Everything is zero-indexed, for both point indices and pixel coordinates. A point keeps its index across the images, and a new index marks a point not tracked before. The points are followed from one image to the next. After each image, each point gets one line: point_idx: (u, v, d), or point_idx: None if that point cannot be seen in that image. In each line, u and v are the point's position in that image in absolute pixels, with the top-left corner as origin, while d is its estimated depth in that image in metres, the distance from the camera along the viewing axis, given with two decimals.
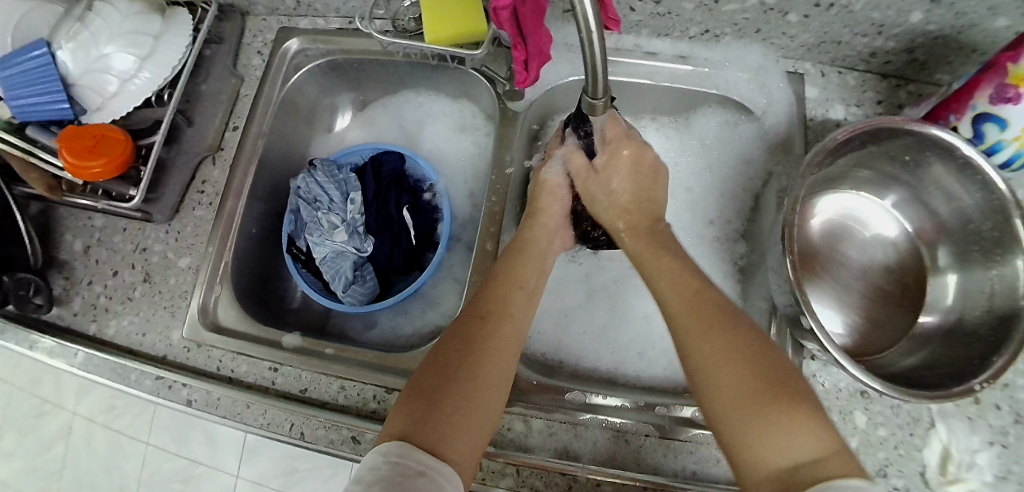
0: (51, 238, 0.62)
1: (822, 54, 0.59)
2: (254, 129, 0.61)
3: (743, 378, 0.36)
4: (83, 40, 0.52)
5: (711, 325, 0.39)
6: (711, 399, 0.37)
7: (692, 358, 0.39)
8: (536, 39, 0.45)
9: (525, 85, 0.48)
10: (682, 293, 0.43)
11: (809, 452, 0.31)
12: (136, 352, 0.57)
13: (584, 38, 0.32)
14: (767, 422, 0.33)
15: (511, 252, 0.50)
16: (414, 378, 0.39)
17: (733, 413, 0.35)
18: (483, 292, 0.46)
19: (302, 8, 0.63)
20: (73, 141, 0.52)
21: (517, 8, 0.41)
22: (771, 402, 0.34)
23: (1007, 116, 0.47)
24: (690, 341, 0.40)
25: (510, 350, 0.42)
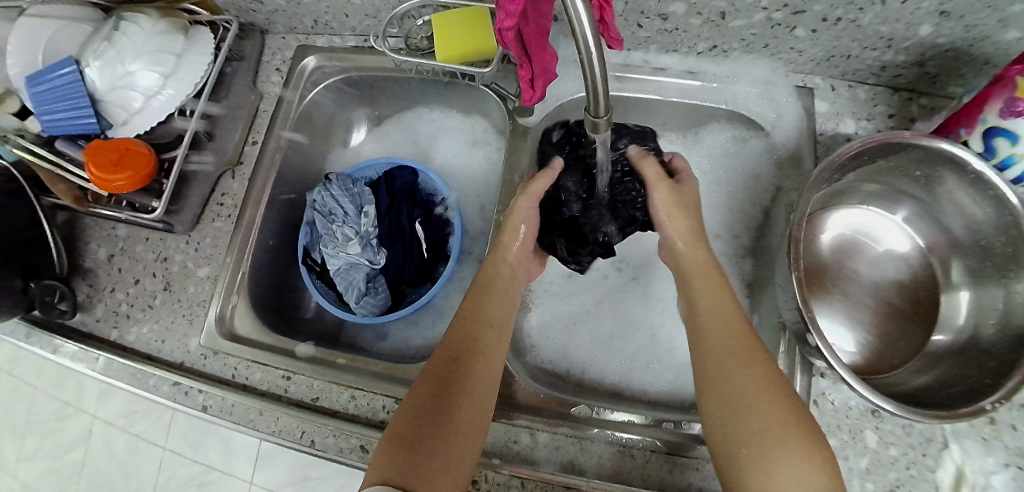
0: (77, 246, 0.64)
1: (832, 68, 0.59)
2: (271, 143, 0.63)
3: (779, 408, 0.38)
4: (110, 58, 0.55)
5: (748, 356, 0.42)
6: (742, 422, 0.38)
7: (726, 381, 0.41)
8: (541, 57, 0.46)
9: (530, 102, 0.50)
10: (725, 320, 0.45)
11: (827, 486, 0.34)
12: (155, 358, 0.59)
13: (583, 57, 0.33)
14: (797, 453, 0.36)
15: (476, 287, 0.51)
16: (392, 422, 0.41)
17: (764, 440, 0.37)
18: (454, 329, 0.47)
19: (318, 27, 0.65)
20: (99, 154, 0.54)
21: (521, 29, 0.42)
22: (802, 435, 0.37)
23: (1017, 129, 0.47)
24: (729, 367, 0.42)
25: (487, 386, 0.44)
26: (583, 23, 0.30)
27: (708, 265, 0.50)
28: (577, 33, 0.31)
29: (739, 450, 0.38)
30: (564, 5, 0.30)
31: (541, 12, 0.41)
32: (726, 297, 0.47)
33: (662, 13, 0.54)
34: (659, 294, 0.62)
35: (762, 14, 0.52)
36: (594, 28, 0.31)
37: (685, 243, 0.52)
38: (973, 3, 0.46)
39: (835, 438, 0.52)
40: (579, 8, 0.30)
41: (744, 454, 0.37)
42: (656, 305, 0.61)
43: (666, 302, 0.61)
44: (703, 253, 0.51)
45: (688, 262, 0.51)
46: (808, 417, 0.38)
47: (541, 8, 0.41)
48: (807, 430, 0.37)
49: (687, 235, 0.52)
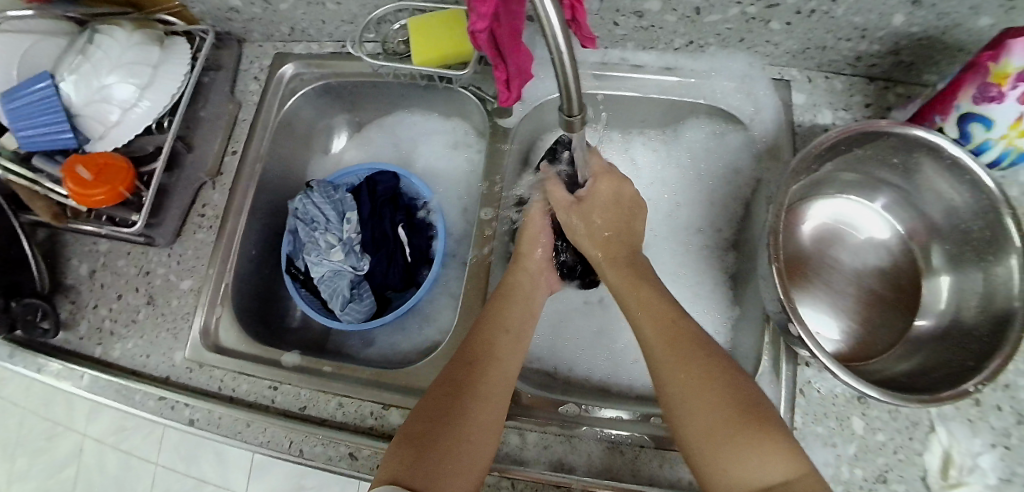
0: (58, 263, 0.63)
1: (808, 60, 0.60)
2: (251, 152, 0.63)
3: (718, 404, 0.37)
4: (85, 72, 0.54)
5: (684, 355, 0.41)
6: (686, 424, 0.38)
7: (666, 385, 0.40)
8: (515, 57, 0.46)
9: (507, 102, 0.51)
10: (656, 320, 0.44)
11: (779, 473, 0.33)
12: (140, 373, 0.58)
13: (555, 58, 0.33)
14: (739, 447, 0.35)
15: (499, 295, 0.51)
16: (405, 424, 0.40)
17: (707, 441, 0.36)
18: (472, 336, 0.47)
19: (296, 34, 0.64)
20: (77, 169, 0.54)
21: (494, 31, 0.42)
22: (746, 425, 0.36)
23: (991, 114, 0.48)
24: (666, 369, 0.41)
25: (500, 393, 0.43)
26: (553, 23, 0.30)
27: (631, 277, 0.48)
28: (546, 31, 0.31)
29: (691, 454, 0.37)
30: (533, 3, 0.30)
31: (514, 15, 0.41)
32: (660, 294, 0.46)
33: (637, 11, 0.55)
34: None
35: (736, 8, 0.52)
36: (564, 26, 0.31)
37: (607, 259, 0.51)
38: None
39: (822, 426, 0.52)
40: (549, 8, 0.30)
41: (696, 457, 0.37)
42: None
43: None
44: (621, 270, 0.49)
45: (612, 280, 0.50)
46: (755, 405, 0.37)
47: (511, 8, 0.41)
48: (752, 419, 0.36)
49: (606, 251, 0.51)
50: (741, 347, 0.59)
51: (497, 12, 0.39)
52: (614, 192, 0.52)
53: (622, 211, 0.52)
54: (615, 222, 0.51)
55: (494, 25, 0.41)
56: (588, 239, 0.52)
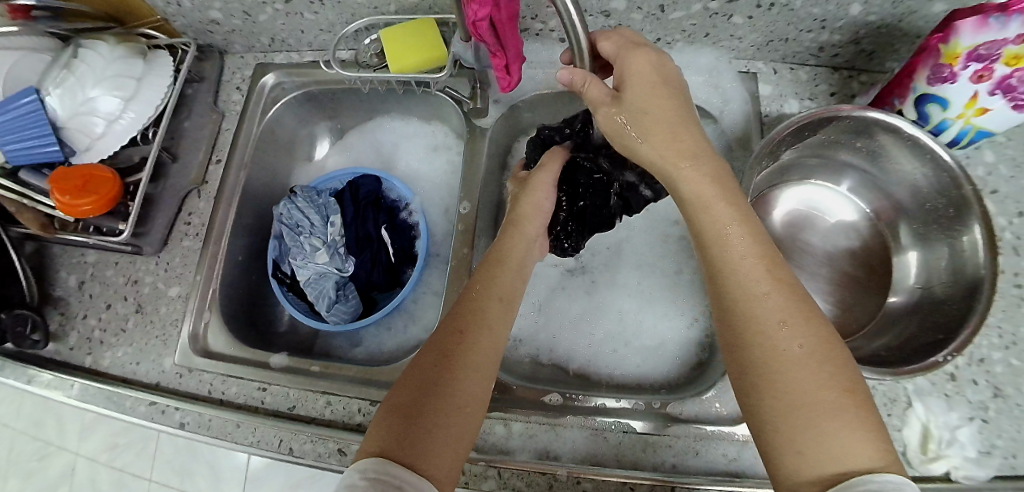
0: (47, 276, 0.64)
1: (772, 52, 0.62)
2: (235, 161, 0.64)
3: (808, 374, 0.32)
4: (69, 85, 0.55)
5: (771, 313, 0.35)
6: (771, 394, 0.33)
7: (746, 345, 0.35)
8: (513, 41, 0.45)
9: (508, 89, 0.50)
10: (741, 261, 0.37)
11: (867, 460, 0.29)
12: (131, 380, 0.59)
13: None
14: (829, 429, 0.30)
15: (491, 261, 0.51)
16: (392, 393, 0.40)
17: (792, 418, 0.31)
18: (460, 304, 0.46)
19: (276, 45, 0.66)
20: (64, 181, 0.55)
21: (494, 18, 0.41)
22: (840, 407, 0.31)
23: (945, 95, 0.50)
24: (749, 332, 0.35)
25: (488, 359, 0.43)
26: None
27: (704, 181, 0.40)
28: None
29: (764, 425, 0.33)
30: None
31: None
32: (748, 232, 0.39)
33: (604, 10, 0.57)
34: (623, 279, 0.63)
35: (698, 4, 0.54)
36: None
37: (677, 164, 0.41)
38: None
39: None
40: None
41: (769, 429, 0.32)
42: (620, 288, 0.62)
43: (630, 286, 0.62)
44: (697, 168, 0.40)
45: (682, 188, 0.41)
46: (848, 384, 0.32)
47: None
48: (847, 400, 0.31)
49: (666, 152, 0.41)
50: None
51: None
52: (656, 66, 0.43)
53: (672, 97, 0.43)
54: (671, 114, 0.42)
55: (494, 12, 0.41)
56: (652, 138, 0.42)
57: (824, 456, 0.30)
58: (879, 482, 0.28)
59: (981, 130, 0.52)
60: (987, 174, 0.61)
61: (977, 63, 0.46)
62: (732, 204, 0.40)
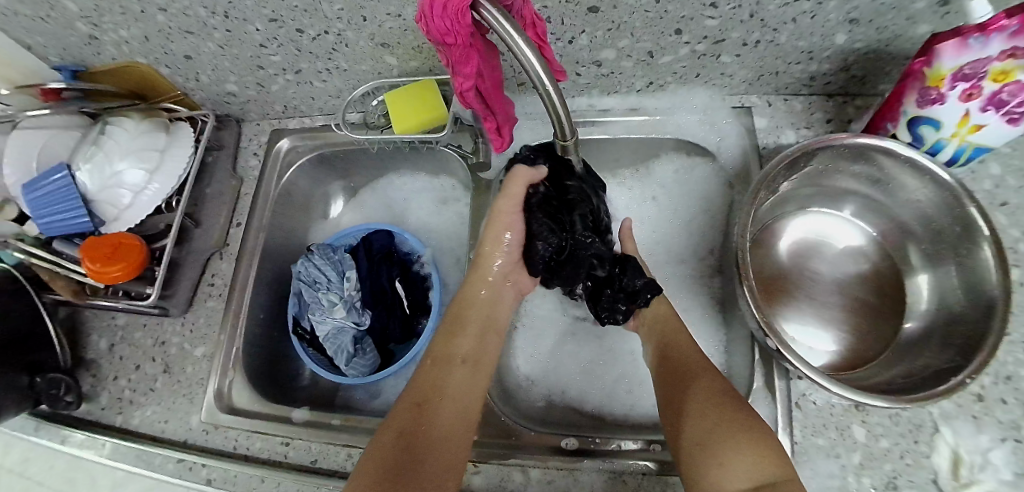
0: (80, 340, 0.67)
1: (764, 86, 0.64)
2: (255, 222, 0.67)
3: (724, 416, 0.43)
4: (98, 161, 0.60)
5: (702, 374, 0.48)
6: (700, 425, 0.43)
7: (685, 394, 0.47)
8: (501, 107, 0.48)
9: (502, 148, 0.53)
10: (682, 349, 0.52)
11: (771, 474, 0.39)
12: (159, 438, 0.61)
13: (542, 91, 0.37)
14: (740, 449, 0.41)
15: (452, 318, 0.54)
16: (356, 473, 0.41)
17: (712, 440, 0.42)
18: (420, 373, 0.49)
19: (289, 111, 0.70)
20: (94, 250, 0.58)
21: (479, 87, 0.44)
22: (747, 439, 0.41)
23: (936, 116, 0.51)
24: (686, 393, 0.47)
25: (459, 423, 0.46)
26: (530, 55, 0.35)
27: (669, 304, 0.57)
28: (528, 69, 0.36)
29: (694, 449, 0.43)
30: (517, 55, 0.35)
31: (494, 68, 0.44)
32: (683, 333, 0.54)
33: (596, 60, 0.59)
34: None
35: (686, 48, 0.56)
36: (543, 62, 0.36)
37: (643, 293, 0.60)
38: (877, 8, 0.49)
39: (823, 438, 0.53)
40: (529, 54, 0.35)
41: (698, 453, 0.42)
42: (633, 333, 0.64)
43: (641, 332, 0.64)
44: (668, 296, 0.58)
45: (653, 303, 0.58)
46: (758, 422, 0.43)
47: (493, 64, 0.44)
48: (754, 435, 0.42)
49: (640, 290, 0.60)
50: (735, 367, 0.61)
51: (481, 69, 0.42)
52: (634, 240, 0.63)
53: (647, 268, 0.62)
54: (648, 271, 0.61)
55: (479, 83, 0.43)
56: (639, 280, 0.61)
57: (739, 469, 0.40)
58: None
59: (977, 147, 0.53)
60: (995, 186, 0.61)
61: (964, 83, 0.46)
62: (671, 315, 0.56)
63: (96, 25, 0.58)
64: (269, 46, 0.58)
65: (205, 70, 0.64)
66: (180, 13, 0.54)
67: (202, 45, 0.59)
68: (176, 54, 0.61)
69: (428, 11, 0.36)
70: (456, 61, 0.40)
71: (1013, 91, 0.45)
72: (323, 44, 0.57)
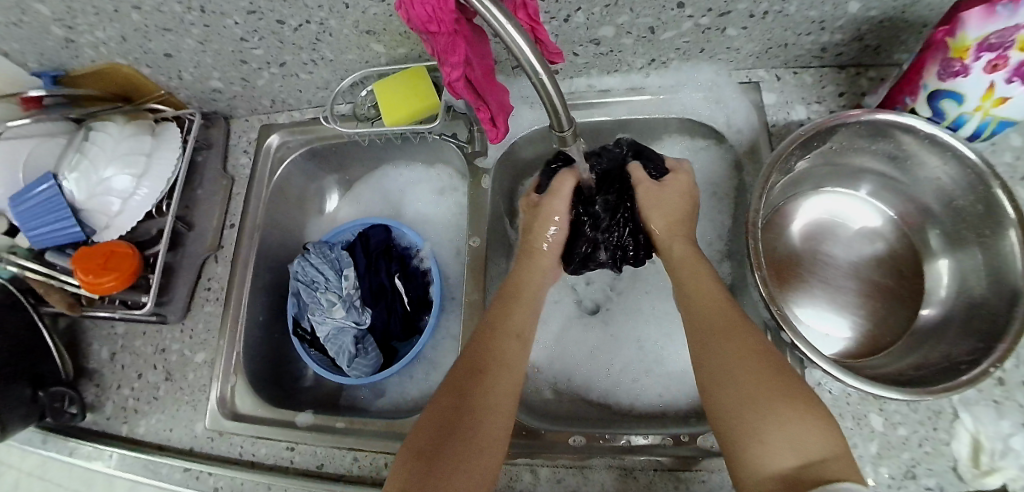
0: (82, 349, 0.67)
1: (772, 59, 0.60)
2: (249, 223, 0.66)
3: (759, 378, 0.37)
4: (85, 168, 0.58)
5: (739, 330, 0.41)
6: (729, 392, 0.38)
7: (715, 353, 0.40)
8: (493, 95, 0.46)
9: (498, 139, 0.50)
10: (708, 294, 0.45)
11: (819, 449, 0.33)
12: (165, 447, 0.60)
13: (535, 81, 0.35)
14: (782, 417, 0.35)
15: (506, 294, 0.52)
16: (409, 439, 0.42)
17: (749, 407, 0.36)
18: (476, 340, 0.48)
19: (278, 105, 0.68)
20: (86, 261, 0.57)
21: (469, 77, 0.42)
22: (789, 406, 0.35)
23: (959, 90, 0.47)
24: (716, 346, 0.41)
25: (507, 397, 0.44)
26: (519, 41, 0.32)
27: (689, 257, 0.49)
28: (519, 58, 0.33)
29: (725, 424, 0.37)
30: (504, 42, 0.32)
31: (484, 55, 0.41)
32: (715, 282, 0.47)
33: (593, 39, 0.56)
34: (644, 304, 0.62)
35: (689, 22, 0.53)
36: (534, 49, 0.33)
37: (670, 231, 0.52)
38: None
39: (839, 427, 0.51)
40: (516, 37, 0.32)
41: (730, 429, 0.36)
42: (638, 315, 0.62)
43: (650, 313, 0.61)
44: (686, 245, 0.51)
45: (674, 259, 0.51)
46: (795, 384, 0.37)
47: (482, 51, 0.41)
48: (799, 402, 0.35)
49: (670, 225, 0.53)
50: None
51: (469, 57, 0.40)
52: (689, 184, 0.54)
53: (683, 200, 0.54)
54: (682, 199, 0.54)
55: (468, 72, 0.41)
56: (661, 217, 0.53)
57: (775, 444, 0.34)
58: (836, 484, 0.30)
59: (1002, 121, 0.49)
60: (1016, 159, 0.58)
61: (989, 54, 0.43)
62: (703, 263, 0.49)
63: (71, 28, 0.55)
64: (251, 40, 0.56)
65: (187, 69, 0.62)
66: (155, 10, 0.52)
67: (181, 42, 0.57)
68: (156, 53, 0.59)
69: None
70: (442, 50, 0.37)
71: None
72: (305, 34, 0.54)
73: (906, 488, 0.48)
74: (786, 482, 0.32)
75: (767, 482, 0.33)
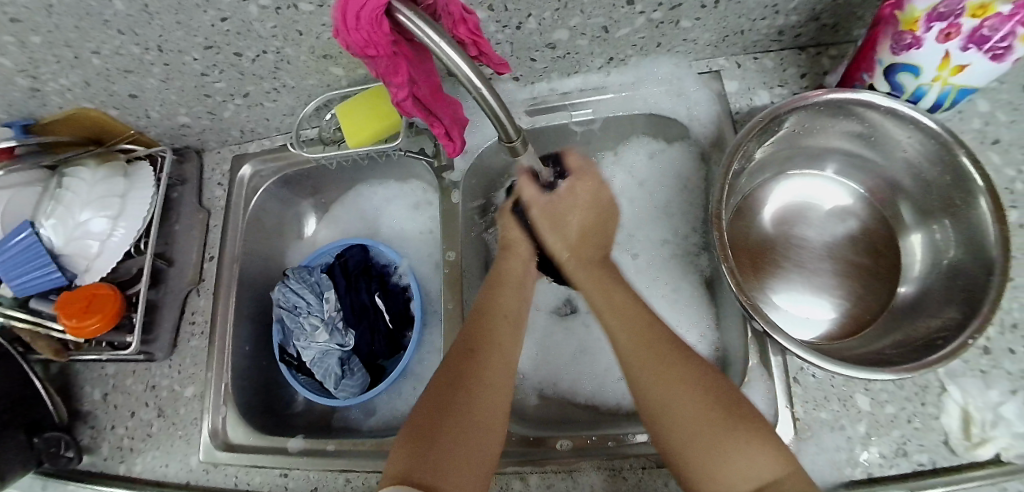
0: (73, 393, 0.67)
1: (731, 47, 0.61)
2: (228, 253, 0.66)
3: (699, 410, 0.40)
4: (60, 214, 0.58)
5: (666, 362, 0.43)
6: (676, 432, 0.40)
7: (651, 393, 0.42)
8: (445, 110, 0.47)
9: (456, 152, 0.51)
10: (630, 323, 0.47)
11: (772, 470, 0.36)
12: (162, 482, 0.61)
13: (476, 93, 0.35)
14: (731, 448, 0.37)
15: (492, 281, 0.52)
16: (409, 421, 0.42)
17: (701, 444, 0.38)
18: (468, 324, 0.48)
19: (247, 135, 0.69)
20: (68, 306, 0.58)
21: (417, 94, 0.42)
22: (733, 433, 0.38)
23: (913, 63, 0.48)
24: (653, 382, 0.43)
25: (501, 379, 0.45)
26: (456, 59, 0.33)
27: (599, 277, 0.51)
28: (457, 73, 0.34)
29: (682, 461, 0.39)
30: (442, 59, 0.33)
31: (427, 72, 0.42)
32: (628, 307, 0.48)
33: (549, 43, 0.56)
34: None
35: (642, 17, 0.53)
36: (471, 64, 0.34)
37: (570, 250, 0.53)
38: None
39: (826, 410, 0.51)
40: (450, 52, 0.33)
41: (688, 461, 0.39)
42: None
43: None
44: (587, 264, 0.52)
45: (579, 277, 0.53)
46: (738, 405, 0.40)
47: (426, 68, 0.42)
48: (740, 426, 0.38)
49: (576, 237, 0.53)
50: (730, 343, 0.59)
51: (414, 75, 0.41)
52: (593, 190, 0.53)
53: (591, 207, 0.53)
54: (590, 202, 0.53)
55: (415, 89, 0.42)
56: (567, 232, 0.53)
57: (736, 473, 0.36)
58: None
59: (962, 90, 0.50)
60: (984, 124, 0.58)
61: (941, 23, 0.43)
62: (614, 282, 0.51)
63: (35, 77, 0.56)
64: (211, 74, 0.56)
65: (153, 107, 0.62)
66: (114, 53, 0.52)
67: (144, 82, 0.58)
68: (121, 94, 0.60)
69: (343, 25, 0.34)
70: (385, 72, 0.38)
71: (994, 26, 0.41)
72: (264, 64, 0.54)
73: (899, 466, 0.48)
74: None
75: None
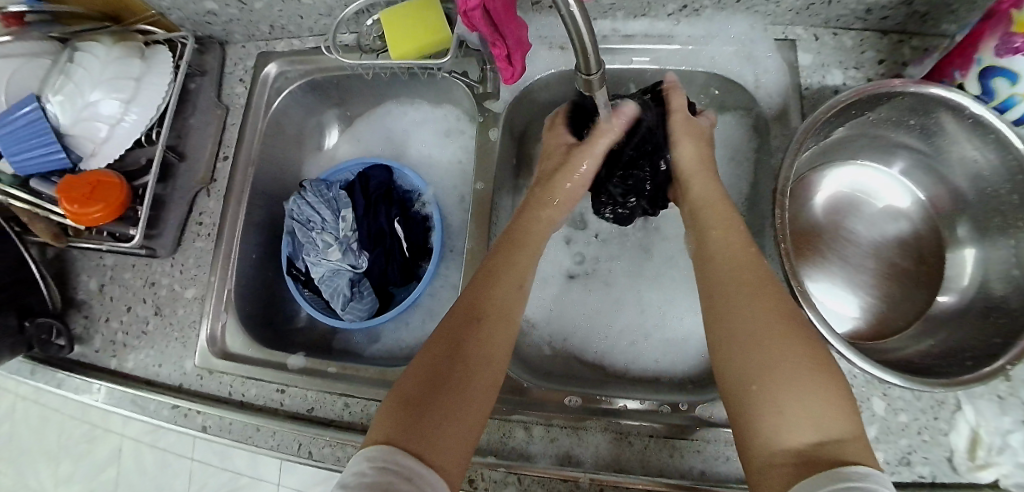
0: (68, 280, 0.64)
1: (812, 16, 0.56)
2: (242, 157, 0.62)
3: (785, 345, 0.35)
4: (68, 91, 0.54)
5: (761, 293, 0.38)
6: (749, 359, 0.35)
7: (733, 311, 0.38)
8: (513, 29, 0.43)
9: (512, 80, 0.47)
10: (732, 251, 0.43)
11: (836, 428, 0.31)
12: (155, 383, 0.59)
13: (563, 14, 0.30)
14: (803, 391, 0.32)
15: (509, 238, 0.49)
16: (401, 380, 0.38)
17: (771, 377, 0.34)
18: (472, 286, 0.45)
19: (276, 32, 0.64)
20: (70, 190, 0.54)
21: (487, 5, 0.39)
22: (813, 376, 0.33)
23: (1015, 68, 0.42)
24: (732, 310, 0.39)
25: (501, 350, 0.41)
26: None
27: (715, 200, 0.48)
28: None
29: (741, 390, 0.35)
30: None
31: None
32: (738, 236, 0.44)
33: None
34: (653, 269, 0.61)
35: None
36: None
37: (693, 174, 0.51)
38: None
39: None
40: None
41: (746, 391, 0.34)
42: (639, 280, 0.61)
43: (655, 279, 0.60)
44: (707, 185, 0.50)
45: (696, 197, 0.50)
46: (825, 355, 0.34)
47: None
48: (822, 372, 0.33)
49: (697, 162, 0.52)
50: None
51: None
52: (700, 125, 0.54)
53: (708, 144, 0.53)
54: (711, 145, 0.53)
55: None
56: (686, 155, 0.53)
57: (797, 412, 0.32)
58: (854, 469, 0.28)
59: None
60: None
61: None
62: (729, 209, 0.47)
63: None
64: None
65: None
66: None
67: None
68: None
69: None
70: None
71: None
72: None
73: (900, 474, 0.47)
74: (801, 458, 0.30)
75: (780, 456, 0.31)
